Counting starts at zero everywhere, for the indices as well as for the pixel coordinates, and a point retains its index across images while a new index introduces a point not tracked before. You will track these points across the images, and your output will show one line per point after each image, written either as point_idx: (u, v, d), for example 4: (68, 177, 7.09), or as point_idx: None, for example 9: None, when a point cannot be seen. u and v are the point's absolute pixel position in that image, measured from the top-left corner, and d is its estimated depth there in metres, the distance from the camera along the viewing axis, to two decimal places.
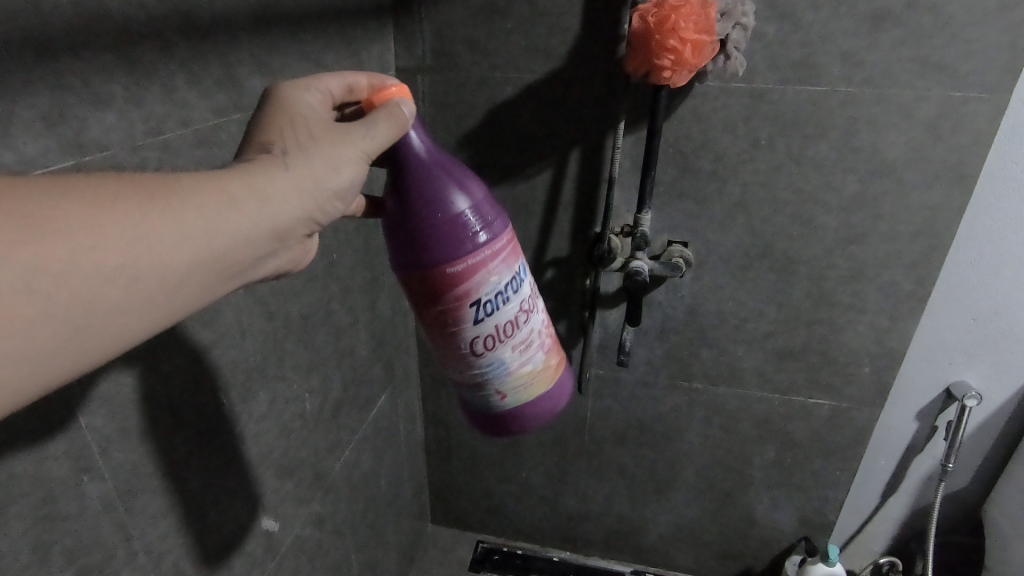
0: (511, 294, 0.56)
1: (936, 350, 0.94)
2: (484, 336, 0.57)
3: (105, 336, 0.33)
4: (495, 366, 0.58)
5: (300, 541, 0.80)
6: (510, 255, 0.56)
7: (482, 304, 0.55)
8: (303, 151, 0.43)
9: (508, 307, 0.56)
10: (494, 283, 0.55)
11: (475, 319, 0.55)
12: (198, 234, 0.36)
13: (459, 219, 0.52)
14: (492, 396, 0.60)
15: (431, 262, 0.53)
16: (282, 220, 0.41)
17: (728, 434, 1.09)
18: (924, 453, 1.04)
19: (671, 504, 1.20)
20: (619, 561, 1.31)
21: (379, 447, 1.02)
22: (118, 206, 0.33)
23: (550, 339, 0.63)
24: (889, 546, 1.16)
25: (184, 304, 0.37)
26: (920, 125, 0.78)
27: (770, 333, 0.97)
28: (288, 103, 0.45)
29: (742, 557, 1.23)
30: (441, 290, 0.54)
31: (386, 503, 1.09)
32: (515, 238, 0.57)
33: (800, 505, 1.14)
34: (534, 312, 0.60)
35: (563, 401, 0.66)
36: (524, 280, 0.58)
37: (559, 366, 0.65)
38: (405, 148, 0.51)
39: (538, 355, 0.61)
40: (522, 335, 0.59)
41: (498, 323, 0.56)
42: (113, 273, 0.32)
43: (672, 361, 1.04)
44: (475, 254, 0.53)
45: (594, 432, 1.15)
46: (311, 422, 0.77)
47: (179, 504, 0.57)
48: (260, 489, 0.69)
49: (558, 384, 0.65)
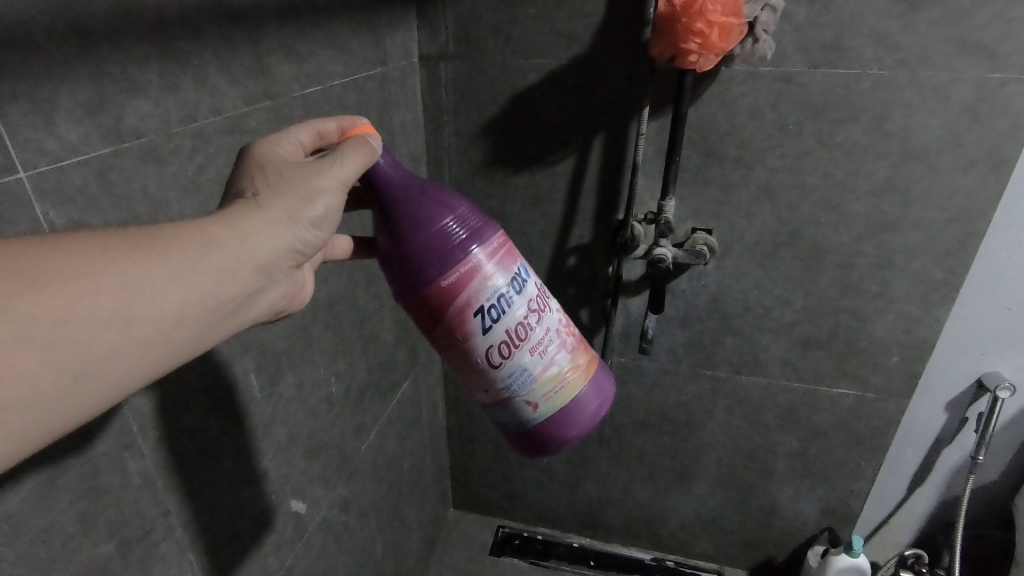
0: (514, 295, 0.56)
1: (967, 340, 0.92)
2: (498, 345, 0.56)
3: (103, 384, 0.34)
4: (517, 374, 0.58)
5: (328, 521, 0.82)
6: (504, 257, 0.56)
7: (487, 311, 0.55)
8: (271, 189, 0.43)
9: (514, 309, 0.56)
10: (493, 286, 0.55)
11: (483, 328, 0.55)
12: (187, 274, 0.36)
13: (445, 232, 0.53)
14: (523, 408, 0.60)
15: (428, 280, 0.53)
16: (267, 255, 0.41)
17: (751, 423, 1.08)
18: (953, 444, 1.03)
19: (692, 492, 1.20)
20: (638, 548, 1.32)
21: (403, 432, 1.04)
22: (106, 254, 0.33)
23: (570, 337, 0.62)
24: (915, 538, 1.15)
25: (181, 345, 0.37)
26: (955, 109, 0.76)
27: (795, 321, 0.96)
28: (256, 151, 0.45)
29: (763, 547, 1.23)
30: (443, 307, 0.54)
31: (410, 486, 1.11)
32: (506, 242, 0.58)
33: (823, 496, 1.13)
34: (545, 312, 0.59)
35: (601, 397, 0.64)
36: (528, 281, 0.58)
37: (587, 363, 0.63)
38: (376, 176, 0.52)
39: (559, 356, 0.60)
40: (537, 337, 0.58)
41: (508, 327, 0.56)
42: (107, 318, 0.33)
43: (694, 350, 1.04)
44: (467, 261, 0.53)
45: (616, 420, 1.16)
46: (337, 405, 0.79)
47: (212, 482, 0.59)
48: (288, 470, 0.71)
49: (591, 382, 0.63)
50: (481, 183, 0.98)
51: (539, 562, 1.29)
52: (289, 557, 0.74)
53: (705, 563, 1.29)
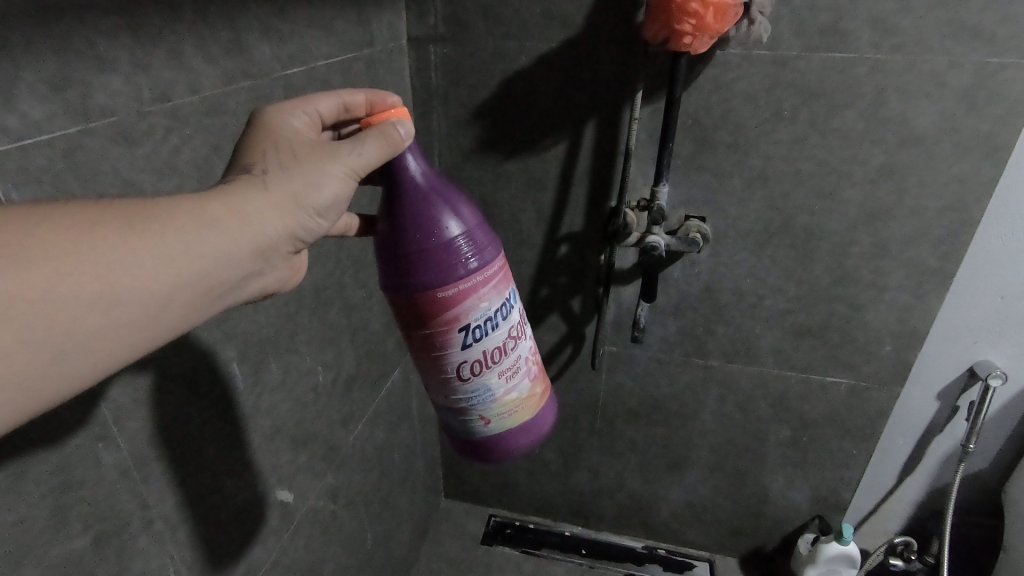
0: (500, 320, 0.55)
1: (959, 328, 0.92)
2: (471, 362, 0.55)
3: (82, 365, 0.33)
4: (480, 392, 0.57)
5: (315, 513, 0.81)
6: (501, 280, 0.55)
7: (471, 330, 0.54)
8: (279, 168, 0.42)
9: (497, 333, 0.55)
10: (483, 308, 0.54)
11: (463, 344, 0.54)
12: (178, 256, 0.35)
13: (450, 242, 0.51)
14: (475, 422, 0.59)
15: (420, 284, 0.52)
16: (265, 240, 0.40)
17: (743, 412, 1.08)
18: (944, 433, 1.03)
19: (684, 480, 1.20)
20: (630, 536, 1.32)
21: (393, 422, 1.02)
22: (94, 231, 0.32)
23: (537, 366, 0.62)
24: (905, 525, 1.15)
25: (167, 329, 0.36)
26: (952, 94, 0.74)
27: (788, 310, 0.95)
28: (273, 126, 0.45)
29: (755, 535, 1.23)
30: (429, 312, 0.53)
31: (401, 476, 1.10)
32: (506, 263, 0.57)
33: (814, 484, 1.13)
34: (522, 339, 0.59)
35: (545, 427, 0.65)
36: (515, 306, 0.58)
37: (543, 392, 0.64)
38: (401, 169, 0.50)
39: (523, 383, 0.60)
40: (508, 362, 0.58)
41: (486, 348, 0.55)
42: (91, 299, 0.32)
43: (687, 339, 1.03)
44: (466, 279, 0.52)
45: (608, 410, 1.15)
46: (324, 395, 0.77)
47: (194, 474, 0.57)
48: (274, 461, 0.69)
49: (542, 412, 0.64)
50: (471, 170, 0.96)
51: (531, 551, 1.29)
52: (276, 550, 0.73)
53: (696, 551, 1.29)
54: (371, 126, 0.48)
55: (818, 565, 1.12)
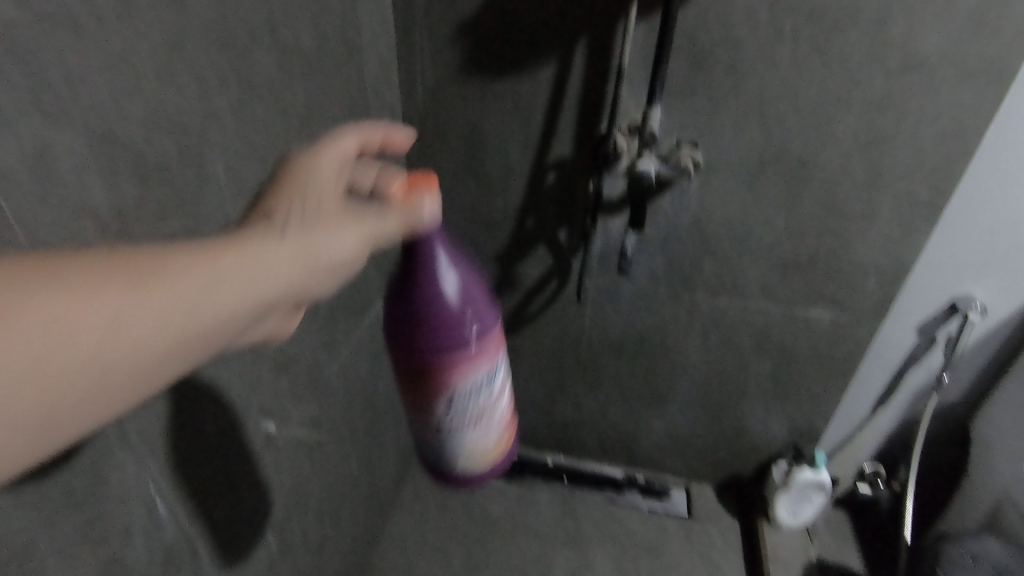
0: (489, 387, 0.63)
1: (944, 261, 0.92)
2: (457, 415, 0.62)
3: (43, 438, 0.31)
4: (456, 439, 0.64)
5: (298, 438, 0.80)
6: (494, 350, 0.62)
7: (463, 390, 0.61)
8: (302, 224, 0.44)
9: (488, 400, 0.63)
10: (477, 376, 0.61)
11: (453, 402, 0.61)
12: (180, 317, 0.35)
13: (455, 319, 0.60)
14: (448, 458, 0.66)
15: (426, 355, 0.60)
16: (274, 296, 0.41)
17: (727, 345, 1.08)
18: (920, 366, 1.05)
19: (665, 412, 1.22)
20: (610, 465, 1.35)
21: (377, 352, 1.02)
22: (101, 290, 0.32)
23: (508, 428, 0.69)
24: (875, 455, 1.19)
25: (149, 392, 0.35)
26: (960, 15, 0.71)
27: (776, 243, 0.95)
28: (303, 186, 0.48)
29: (731, 464, 1.27)
30: (427, 371, 0.60)
31: (385, 407, 1.10)
32: (501, 339, 0.64)
33: (791, 416, 1.15)
34: (504, 401, 0.66)
35: (505, 467, 0.71)
36: (501, 381, 0.65)
37: (507, 450, 0.70)
38: (424, 250, 0.58)
39: (493, 436, 0.66)
40: (490, 419, 0.64)
41: (474, 408, 0.62)
42: (83, 364, 0.31)
43: (673, 272, 1.02)
44: (467, 356, 0.60)
45: (592, 343, 1.15)
46: (304, 322, 0.76)
47: (173, 392, 0.55)
48: (255, 385, 0.67)
49: (504, 460, 0.70)
50: (456, 93, 0.92)
51: (514, 480, 1.32)
52: (261, 473, 0.72)
53: (674, 479, 1.33)
54: (393, 202, 0.51)
55: (790, 491, 1.16)
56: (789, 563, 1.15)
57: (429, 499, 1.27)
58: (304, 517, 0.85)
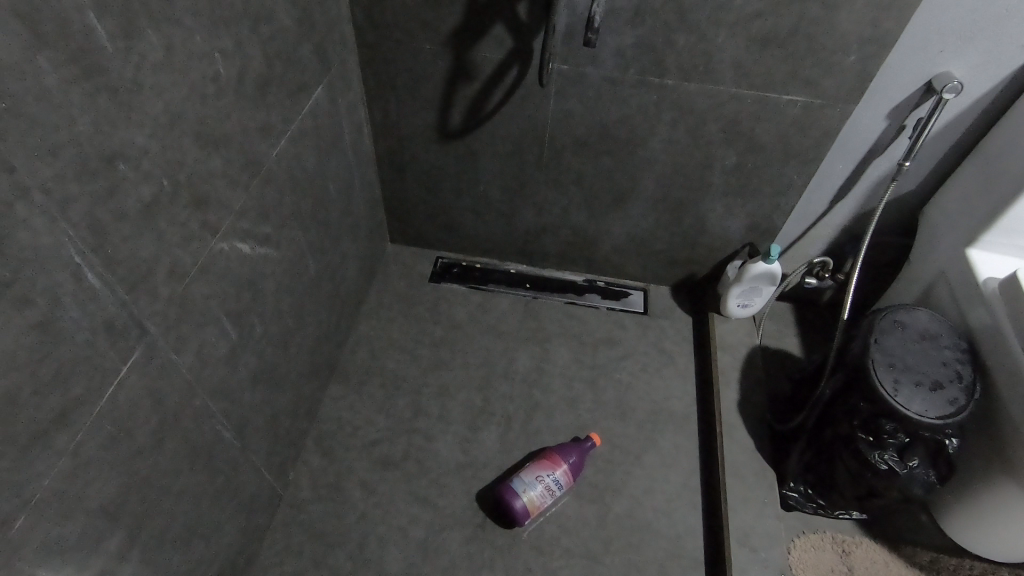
0: (557, 485, 1.02)
1: (929, 34, 0.87)
2: (545, 483, 1.01)
3: None
4: (545, 477, 1.02)
5: (244, 229, 0.74)
6: (565, 479, 1.04)
7: (551, 479, 1.02)
8: None
9: (556, 485, 1.02)
10: (558, 475, 1.03)
11: (549, 476, 1.02)
12: None
13: (563, 470, 1.03)
14: (534, 474, 1.02)
15: (554, 455, 1.05)
16: None
17: (694, 138, 1.04)
18: (884, 154, 1.04)
19: (627, 214, 1.20)
20: (572, 272, 1.36)
21: (322, 149, 0.93)
22: None
23: (538, 508, 1.01)
24: (826, 249, 1.23)
25: None
26: None
27: (757, 12, 0.86)
28: None
29: (688, 265, 1.29)
30: (551, 455, 1.05)
31: (339, 210, 1.05)
32: (568, 487, 1.04)
33: (751, 211, 1.15)
34: (553, 496, 1.02)
35: (531, 507, 1.00)
36: (558, 489, 1.03)
37: (528, 511, 1.00)
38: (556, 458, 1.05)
39: (549, 482, 1.02)
40: (551, 489, 1.02)
41: (548, 487, 1.01)
42: None
43: (644, 53, 0.94)
44: (569, 463, 1.04)
45: (555, 139, 1.09)
46: (231, 96, 0.67)
47: (70, 147, 0.47)
48: (180, 158, 0.60)
49: (522, 509, 0.99)
50: None
51: (477, 287, 1.32)
52: (206, 256, 0.67)
53: (633, 282, 1.35)
54: None
55: (742, 283, 1.18)
56: (735, 349, 1.22)
57: (394, 306, 1.28)
58: (262, 312, 0.83)
